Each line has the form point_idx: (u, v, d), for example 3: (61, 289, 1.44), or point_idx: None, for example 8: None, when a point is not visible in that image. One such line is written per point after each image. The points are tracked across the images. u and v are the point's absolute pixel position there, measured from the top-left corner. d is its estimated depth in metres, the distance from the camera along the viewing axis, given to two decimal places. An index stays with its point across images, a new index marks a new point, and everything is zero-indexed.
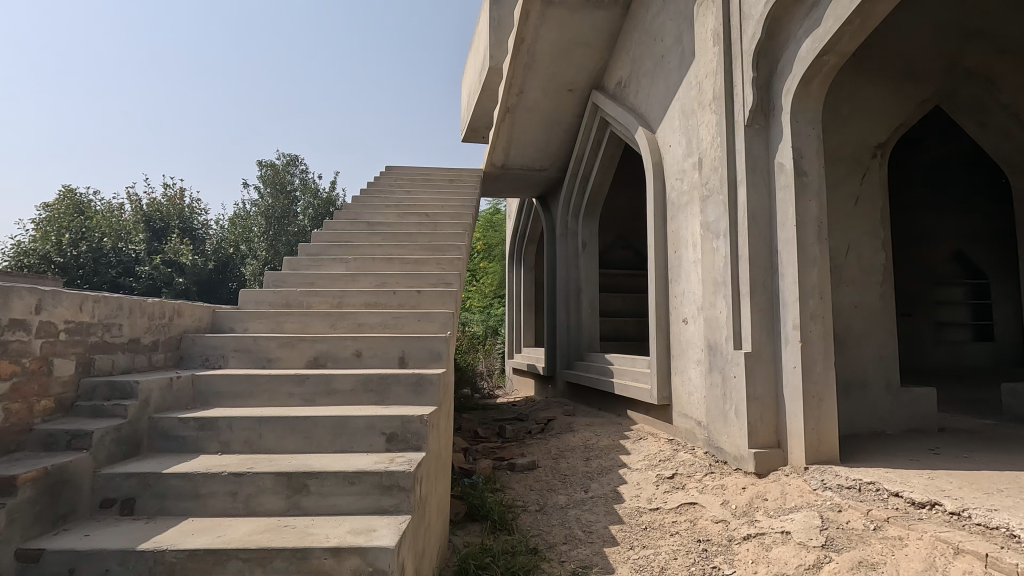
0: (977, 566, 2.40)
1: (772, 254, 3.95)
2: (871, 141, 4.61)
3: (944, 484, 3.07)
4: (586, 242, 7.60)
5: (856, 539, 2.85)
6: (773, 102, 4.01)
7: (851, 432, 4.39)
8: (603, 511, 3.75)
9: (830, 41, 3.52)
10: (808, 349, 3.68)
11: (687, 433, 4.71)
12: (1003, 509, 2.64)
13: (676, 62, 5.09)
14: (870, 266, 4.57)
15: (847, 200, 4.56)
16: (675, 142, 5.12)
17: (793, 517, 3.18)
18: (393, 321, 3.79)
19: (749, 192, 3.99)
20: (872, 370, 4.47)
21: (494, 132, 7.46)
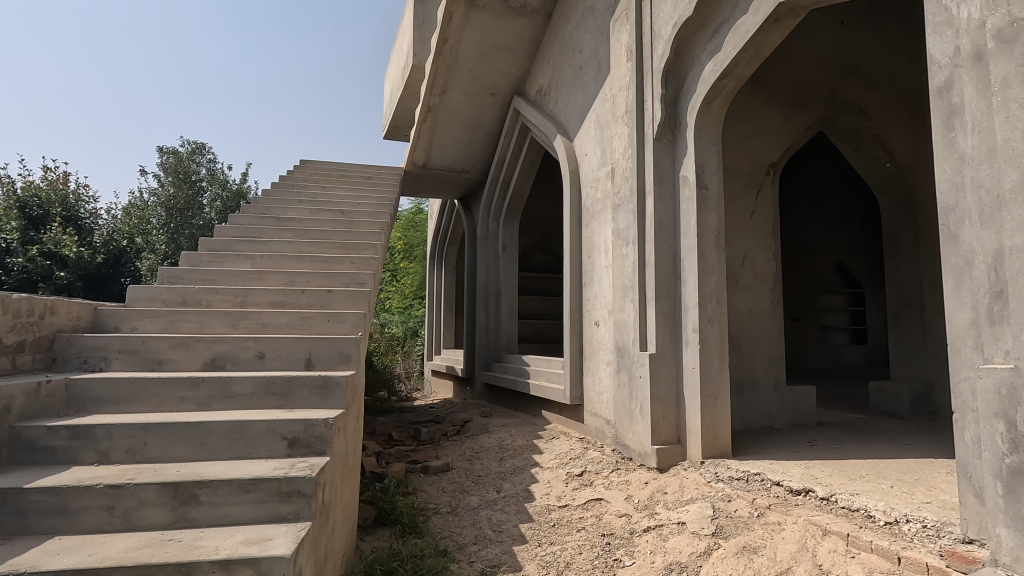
0: (841, 544, 2.69)
1: (675, 261, 4.21)
2: (765, 160, 5.03)
3: (817, 472, 3.40)
4: (506, 245, 7.68)
5: (742, 525, 3.09)
6: (678, 119, 4.27)
7: (743, 428, 4.75)
8: (514, 510, 3.81)
9: (729, 65, 3.80)
10: (706, 350, 3.95)
11: (597, 432, 4.89)
12: (863, 493, 2.96)
13: (593, 74, 5.30)
14: (762, 275, 4.97)
15: (743, 212, 4.94)
16: (591, 151, 5.31)
17: (688, 507, 3.39)
18: (300, 321, 3.64)
19: (656, 202, 4.22)
20: (762, 371, 4.87)
21: (416, 131, 7.39)
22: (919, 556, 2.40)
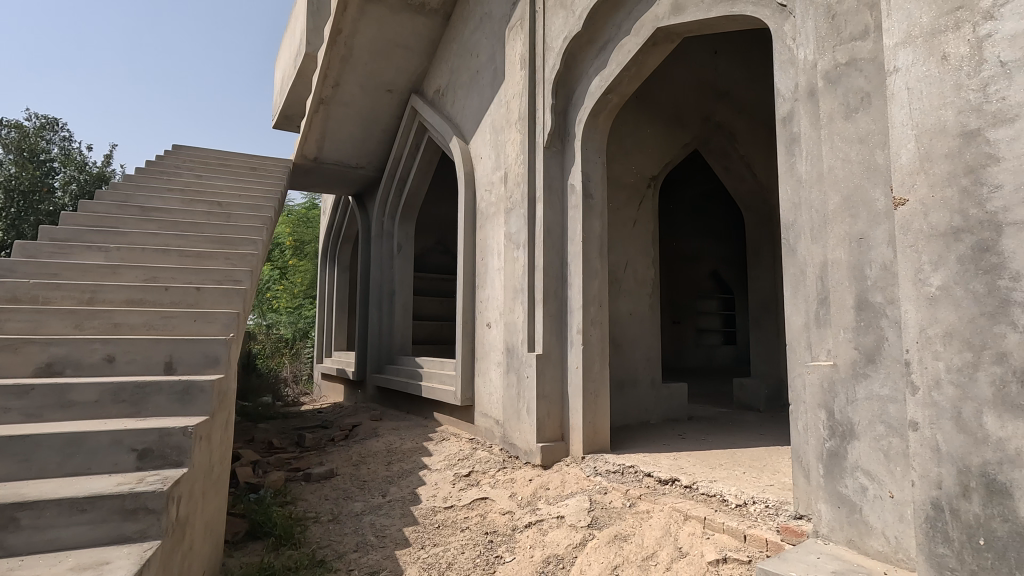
0: (699, 527, 2.94)
1: (562, 265, 4.39)
2: (647, 173, 5.40)
3: (684, 463, 3.69)
4: (401, 244, 7.54)
5: (615, 515, 3.29)
6: (567, 129, 4.46)
7: (623, 423, 5.05)
8: (399, 514, 3.76)
9: (612, 82, 4.04)
10: (588, 351, 4.15)
11: (486, 432, 4.96)
12: (720, 480, 3.27)
13: (489, 79, 5.38)
14: (643, 280, 5.32)
15: (626, 221, 5.26)
16: (485, 154, 5.39)
17: (568, 501, 3.55)
18: (162, 322, 3.33)
19: (546, 208, 4.38)
20: (641, 370, 5.21)
21: (306, 123, 7.06)
22: (760, 533, 2.69)
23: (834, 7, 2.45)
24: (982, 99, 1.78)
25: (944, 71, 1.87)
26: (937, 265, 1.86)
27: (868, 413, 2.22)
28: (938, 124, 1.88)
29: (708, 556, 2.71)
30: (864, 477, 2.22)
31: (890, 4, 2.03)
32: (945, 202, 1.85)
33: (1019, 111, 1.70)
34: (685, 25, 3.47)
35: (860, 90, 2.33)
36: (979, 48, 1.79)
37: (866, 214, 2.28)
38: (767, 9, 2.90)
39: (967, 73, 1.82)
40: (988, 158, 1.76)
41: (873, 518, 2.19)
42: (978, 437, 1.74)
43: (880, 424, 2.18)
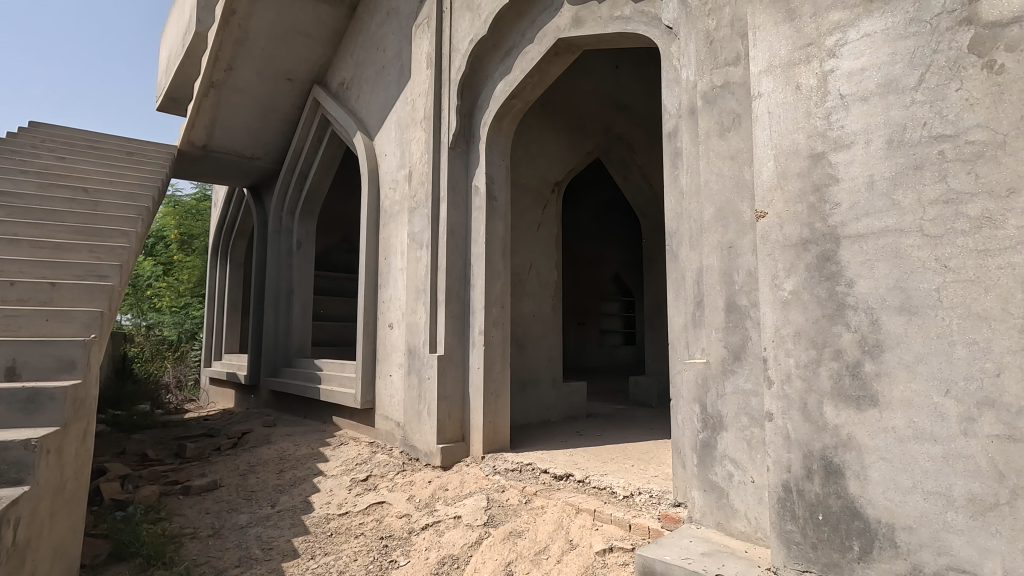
0: (589, 519, 3.07)
1: (465, 266, 4.41)
2: (551, 178, 5.57)
3: (579, 458, 3.84)
4: (300, 241, 7.19)
5: (511, 513, 3.35)
6: (472, 131, 4.50)
7: (525, 423, 5.15)
8: (288, 524, 3.58)
9: (517, 88, 4.13)
10: (489, 351, 4.20)
11: (387, 435, 4.85)
12: (611, 473, 3.43)
13: (395, 76, 5.29)
14: (545, 282, 5.47)
15: (531, 225, 5.38)
16: (390, 152, 5.29)
17: (465, 501, 3.57)
18: (5, 321, 2.94)
19: (449, 209, 4.38)
20: (542, 370, 5.35)
21: (193, 109, 6.50)
22: (643, 521, 2.86)
23: (711, 33, 2.67)
24: (826, 125, 2.02)
25: (798, 99, 2.10)
26: (790, 272, 2.08)
27: (734, 406, 2.44)
28: (792, 146, 2.11)
29: (596, 546, 2.83)
30: (730, 464, 2.44)
31: (755, 35, 2.24)
32: (796, 215, 2.07)
33: (855, 138, 1.94)
34: (584, 38, 3.62)
35: (732, 111, 2.56)
36: (824, 81, 2.03)
37: (735, 224, 2.50)
38: (657, 30, 3.10)
39: (814, 103, 2.06)
40: (831, 178, 1.99)
41: (737, 502, 2.40)
42: (819, 425, 1.97)
43: (744, 416, 2.40)
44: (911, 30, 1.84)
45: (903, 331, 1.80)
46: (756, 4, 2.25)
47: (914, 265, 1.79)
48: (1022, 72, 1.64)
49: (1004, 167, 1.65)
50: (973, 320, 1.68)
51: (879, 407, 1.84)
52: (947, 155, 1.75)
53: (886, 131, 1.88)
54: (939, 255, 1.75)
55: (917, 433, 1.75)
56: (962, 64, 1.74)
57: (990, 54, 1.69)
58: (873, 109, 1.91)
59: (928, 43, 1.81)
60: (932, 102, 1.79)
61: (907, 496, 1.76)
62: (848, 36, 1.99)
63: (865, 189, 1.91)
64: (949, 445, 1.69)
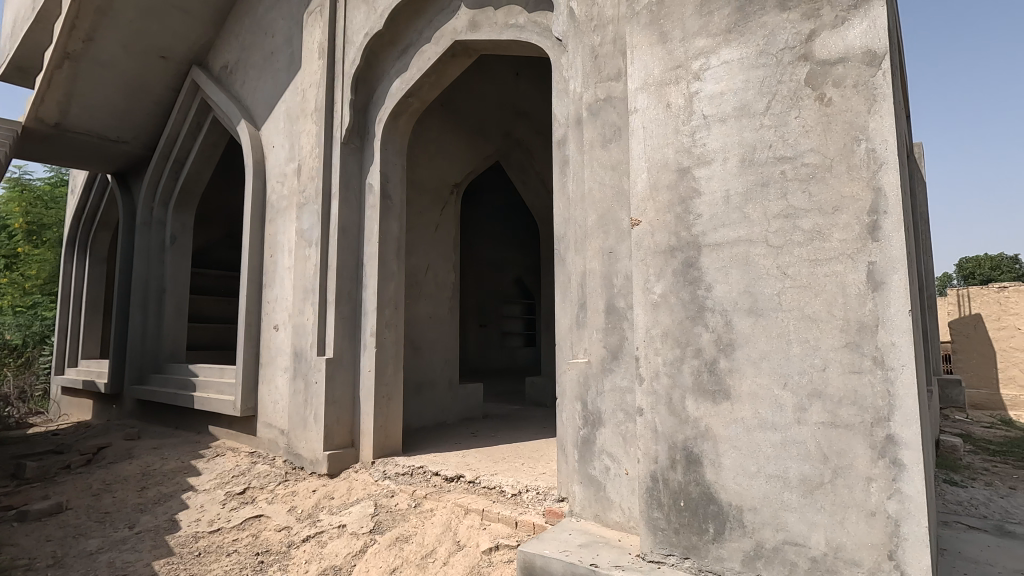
0: (477, 519, 3.09)
1: (358, 266, 4.28)
2: (450, 180, 5.55)
3: (471, 459, 3.85)
4: (175, 236, 6.59)
5: (399, 518, 3.29)
6: (367, 127, 4.39)
7: (420, 426, 5.08)
8: (149, 546, 3.26)
9: (413, 86, 4.08)
10: (381, 354, 4.10)
11: (269, 444, 4.57)
12: (501, 472, 3.48)
13: (284, 64, 5.01)
14: (443, 283, 5.45)
15: (428, 225, 5.33)
16: (278, 143, 5.00)
17: (351, 509, 3.46)
18: None
19: (341, 206, 4.23)
20: (438, 372, 5.32)
21: (42, 81, 5.70)
22: (529, 518, 2.92)
23: (596, 48, 2.81)
24: (691, 142, 2.20)
25: (668, 116, 2.26)
26: (659, 276, 2.24)
27: (611, 402, 2.58)
28: (662, 160, 2.27)
29: (483, 545, 2.85)
30: (607, 458, 2.58)
31: (633, 54, 2.39)
32: (665, 224, 2.24)
33: (715, 155, 2.13)
34: (480, 43, 3.65)
35: (614, 124, 2.70)
36: (691, 102, 2.21)
37: (615, 230, 2.65)
38: (548, 41, 3.20)
39: (682, 121, 2.23)
40: (694, 191, 2.17)
41: (613, 493, 2.54)
42: (682, 418, 2.13)
43: (620, 411, 2.54)
44: (761, 61, 2.06)
45: (751, 331, 2.00)
46: (634, 25, 2.40)
47: (761, 272, 2.00)
48: (846, 105, 1.88)
49: (831, 187, 1.89)
50: (805, 321, 1.90)
51: (731, 400, 2.03)
52: (788, 175, 1.97)
53: (740, 151, 2.08)
54: (780, 264, 1.96)
55: (761, 423, 1.96)
56: (800, 95, 1.97)
57: (822, 88, 1.93)
58: (730, 130, 2.11)
59: (774, 74, 2.03)
60: (776, 127, 2.01)
61: (752, 480, 1.96)
62: (711, 61, 2.17)
63: (722, 202, 2.10)
64: (786, 433, 1.90)
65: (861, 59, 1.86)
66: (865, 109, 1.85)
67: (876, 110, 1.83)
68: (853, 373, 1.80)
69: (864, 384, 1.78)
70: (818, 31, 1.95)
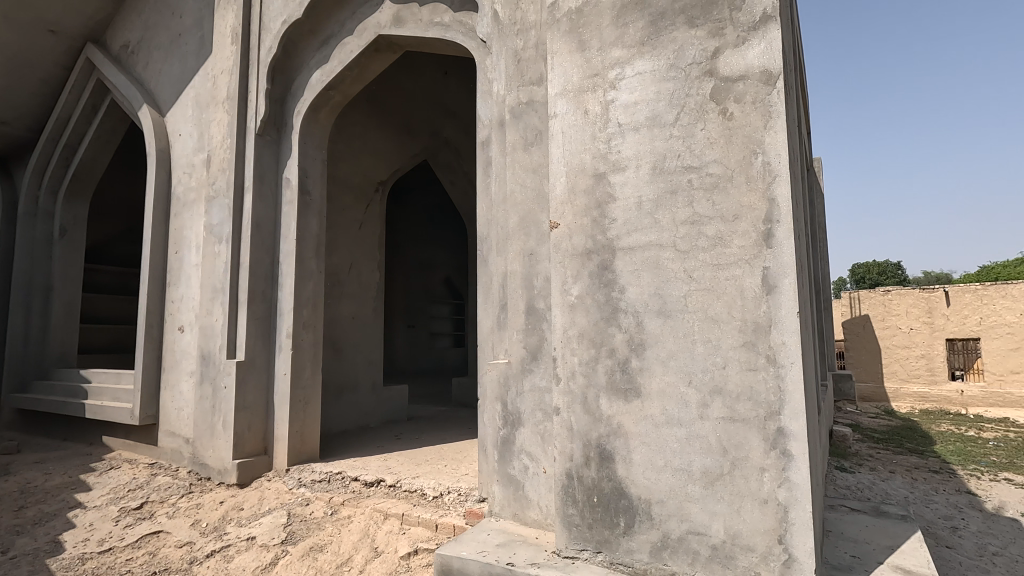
0: (397, 524, 3.03)
1: (273, 265, 4.09)
2: (375, 177, 5.42)
3: (392, 463, 3.77)
4: (65, 228, 6.02)
5: (313, 527, 3.17)
6: (284, 120, 4.20)
7: (340, 430, 4.92)
8: (26, 572, 2.95)
9: (334, 79, 3.95)
10: (298, 356, 3.92)
11: (172, 454, 4.26)
12: (422, 475, 3.42)
13: (194, 47, 4.70)
14: (366, 283, 5.31)
15: (351, 223, 5.18)
16: (186, 132, 4.69)
17: (261, 521, 3.30)
18: None
19: (255, 201, 4.02)
20: (361, 374, 5.17)
21: None
22: (450, 520, 2.90)
23: (519, 52, 2.84)
24: (607, 149, 2.27)
25: (585, 123, 2.33)
26: (576, 278, 2.29)
27: (531, 403, 2.62)
28: (580, 165, 2.33)
29: (401, 550, 2.80)
30: (526, 458, 2.61)
31: (553, 60, 2.44)
32: (582, 227, 2.30)
33: (628, 162, 2.21)
34: (404, 39, 3.57)
35: (535, 127, 2.74)
36: (607, 110, 2.28)
37: (536, 232, 2.68)
38: (473, 42, 3.19)
39: (598, 128, 2.30)
40: (609, 196, 2.24)
41: (532, 492, 2.58)
42: (596, 416, 2.20)
43: (539, 411, 2.59)
44: (671, 74, 2.16)
45: (660, 331, 2.09)
46: (554, 31, 2.45)
47: (669, 275, 2.09)
48: (745, 120, 2.00)
49: (731, 197, 2.01)
50: (708, 322, 2.01)
51: (641, 398, 2.11)
52: (694, 184, 2.08)
53: (651, 159, 2.17)
54: (686, 267, 2.07)
55: (667, 419, 2.05)
56: (705, 108, 2.08)
57: (724, 102, 2.05)
58: (642, 139, 2.19)
59: (683, 87, 2.13)
60: (684, 138, 2.11)
61: (660, 474, 2.04)
62: (626, 72, 2.25)
63: (635, 208, 2.18)
64: (690, 428, 2.00)
65: (759, 78, 1.99)
66: (761, 125, 1.97)
67: (771, 126, 1.95)
68: (749, 370, 1.93)
69: (759, 380, 1.91)
70: (721, 49, 2.07)
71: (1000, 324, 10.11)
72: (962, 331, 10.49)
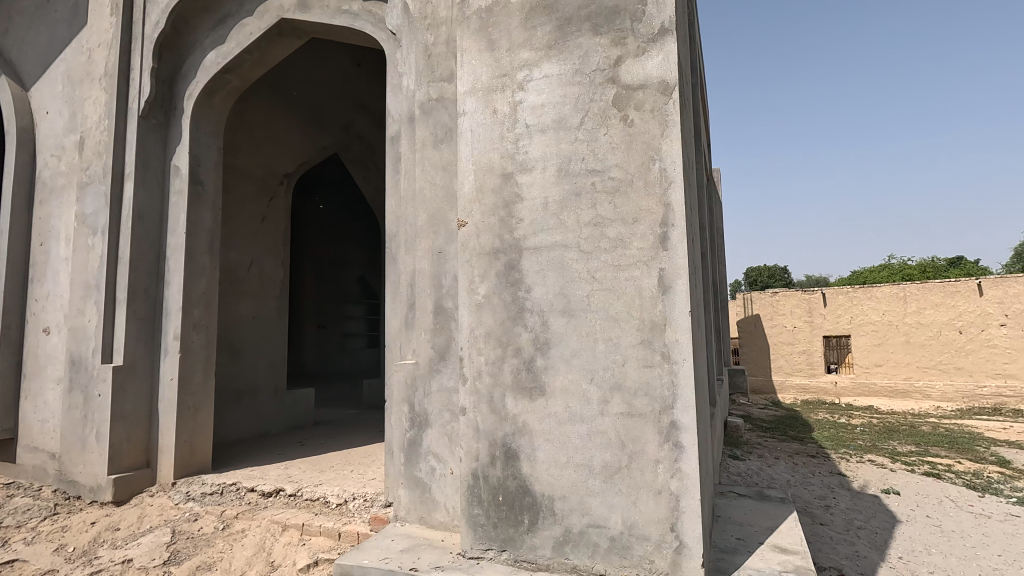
0: (296, 536, 2.87)
1: (158, 260, 3.74)
2: (280, 169, 5.12)
3: (293, 471, 3.57)
4: None
5: (201, 544, 2.93)
6: (173, 102, 3.87)
7: (238, 439, 4.60)
8: None
9: (231, 61, 3.67)
10: (187, 359, 3.62)
11: (35, 471, 3.79)
12: (326, 482, 3.26)
13: (66, 15, 4.21)
14: (269, 281, 5.01)
15: (251, 217, 4.86)
16: (54, 110, 4.18)
17: (140, 541, 3.00)
18: None
19: (138, 190, 3.66)
20: (261, 378, 4.86)
21: None
22: (353, 528, 2.78)
23: (430, 47, 2.79)
24: (514, 149, 2.28)
25: (494, 122, 2.33)
26: (483, 278, 2.29)
27: (438, 403, 2.58)
28: (488, 164, 2.32)
29: (299, 563, 2.66)
30: (433, 460, 2.57)
31: (462, 57, 2.42)
32: (490, 226, 2.30)
33: (535, 163, 2.24)
34: (310, 25, 3.39)
35: (445, 124, 2.70)
36: (515, 111, 2.30)
37: (445, 231, 2.65)
38: (382, 33, 3.09)
39: (507, 128, 2.31)
40: (516, 196, 2.26)
41: (438, 494, 2.54)
42: (501, 415, 2.21)
43: (446, 412, 2.55)
44: (577, 79, 2.21)
45: (564, 331, 2.13)
46: (464, 28, 2.43)
47: (574, 276, 2.14)
48: (644, 127, 2.09)
49: (631, 200, 2.08)
50: (609, 321, 2.08)
51: (546, 396, 2.14)
52: (597, 187, 2.14)
53: (557, 161, 2.21)
54: (589, 268, 2.12)
55: (570, 416, 2.10)
56: (609, 114, 2.15)
57: (626, 109, 2.13)
58: (549, 141, 2.23)
59: (588, 92, 2.19)
60: (589, 141, 2.17)
61: (563, 470, 2.08)
62: (533, 74, 2.28)
63: (541, 209, 2.21)
64: (592, 424, 2.06)
65: (658, 88, 2.08)
66: (659, 132, 2.07)
67: (667, 134, 2.05)
68: (646, 367, 2.01)
69: (655, 376, 1.99)
70: (623, 57, 2.15)
71: (867, 323, 11.32)
72: (836, 329, 11.64)
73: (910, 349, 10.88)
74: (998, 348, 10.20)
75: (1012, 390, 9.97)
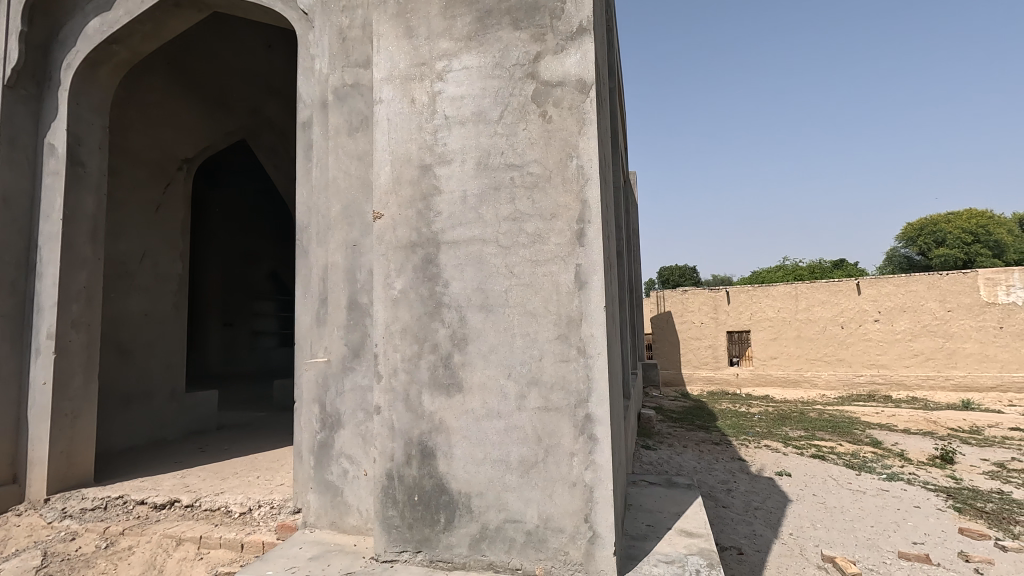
0: (191, 550, 2.64)
1: (29, 251, 3.33)
2: (177, 154, 4.71)
3: (190, 480, 3.29)
4: None
5: (80, 566, 2.64)
6: (48, 73, 3.46)
7: (128, 447, 4.19)
8: None
9: (119, 32, 3.31)
10: (64, 362, 3.23)
11: None
12: (227, 490, 3.02)
13: None
14: (164, 275, 4.59)
15: (143, 205, 4.44)
16: None
17: (3, 567, 2.66)
18: None
19: (2, 169, 3.23)
20: (157, 379, 4.46)
21: None
22: (258, 537, 2.59)
23: (344, 30, 2.67)
24: (432, 140, 2.23)
25: (412, 112, 2.26)
26: (399, 272, 2.22)
27: (351, 403, 2.48)
28: (405, 154, 2.25)
29: None
30: (346, 461, 2.47)
31: (379, 43, 2.34)
32: (407, 220, 2.23)
33: (454, 155, 2.20)
34: None
35: (360, 112, 2.59)
36: (433, 100, 2.24)
37: (359, 223, 2.54)
38: (293, 13, 2.90)
39: (426, 119, 2.25)
40: (434, 189, 2.21)
41: (351, 497, 2.44)
42: (417, 413, 2.15)
43: (360, 411, 2.46)
44: (497, 72, 2.19)
45: (482, 325, 2.11)
46: (380, 13, 2.34)
47: (492, 270, 2.12)
48: (561, 124, 2.11)
49: (549, 196, 2.09)
50: (527, 316, 2.08)
51: (462, 392, 2.11)
52: (515, 181, 2.13)
53: (476, 154, 2.18)
54: (507, 262, 2.11)
55: (487, 412, 2.08)
56: (527, 109, 2.15)
57: (544, 106, 2.13)
58: (468, 134, 2.19)
59: (508, 86, 2.18)
60: (507, 137, 2.16)
61: (479, 466, 2.07)
62: (453, 64, 2.23)
63: (459, 202, 2.17)
64: (509, 420, 2.06)
65: (575, 86, 2.10)
66: (575, 130, 2.09)
67: (584, 132, 2.07)
68: (563, 361, 2.03)
69: (571, 370, 2.02)
70: (542, 54, 2.15)
71: (764, 319, 12.27)
72: (738, 325, 12.54)
73: (801, 342, 11.91)
74: (872, 341, 11.33)
75: (883, 378, 11.13)
